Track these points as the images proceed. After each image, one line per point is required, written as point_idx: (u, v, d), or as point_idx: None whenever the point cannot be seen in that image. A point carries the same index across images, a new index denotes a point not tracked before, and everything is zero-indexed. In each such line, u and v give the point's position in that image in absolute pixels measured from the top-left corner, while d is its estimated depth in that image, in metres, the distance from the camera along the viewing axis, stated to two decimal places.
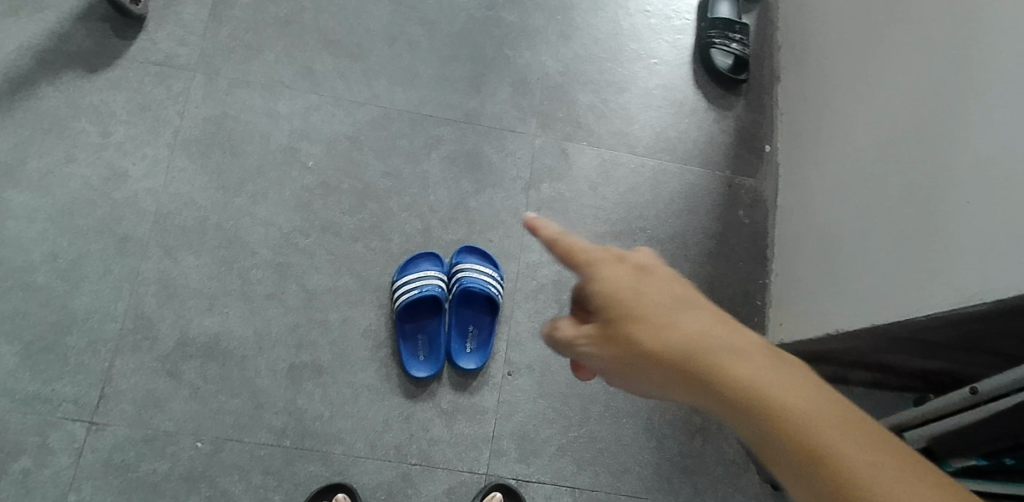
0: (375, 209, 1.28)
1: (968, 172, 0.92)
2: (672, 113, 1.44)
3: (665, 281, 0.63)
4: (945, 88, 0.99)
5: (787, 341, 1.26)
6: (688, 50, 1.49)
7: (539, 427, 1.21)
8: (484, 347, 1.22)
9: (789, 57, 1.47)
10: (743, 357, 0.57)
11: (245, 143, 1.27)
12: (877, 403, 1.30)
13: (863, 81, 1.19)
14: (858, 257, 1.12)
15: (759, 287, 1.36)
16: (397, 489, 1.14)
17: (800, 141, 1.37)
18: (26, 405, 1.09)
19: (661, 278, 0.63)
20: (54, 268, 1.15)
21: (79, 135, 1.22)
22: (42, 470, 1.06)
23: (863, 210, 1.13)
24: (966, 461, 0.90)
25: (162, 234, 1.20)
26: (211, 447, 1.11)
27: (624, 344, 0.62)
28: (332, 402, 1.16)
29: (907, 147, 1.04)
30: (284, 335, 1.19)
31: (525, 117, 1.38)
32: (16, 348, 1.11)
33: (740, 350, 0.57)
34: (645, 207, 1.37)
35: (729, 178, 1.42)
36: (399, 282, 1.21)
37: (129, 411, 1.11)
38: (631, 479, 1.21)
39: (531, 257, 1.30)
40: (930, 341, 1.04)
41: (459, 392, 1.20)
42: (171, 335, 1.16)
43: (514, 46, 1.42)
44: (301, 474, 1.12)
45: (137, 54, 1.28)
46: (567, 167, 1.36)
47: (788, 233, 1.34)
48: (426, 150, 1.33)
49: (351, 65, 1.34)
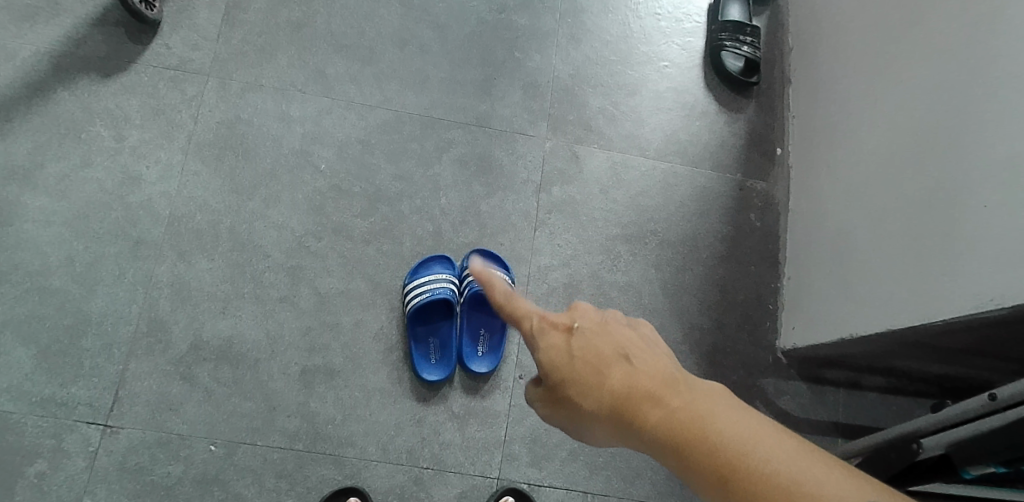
0: (387, 212, 1.28)
1: (983, 178, 0.91)
2: (684, 115, 1.44)
3: (596, 341, 0.75)
4: (962, 92, 0.98)
5: (800, 345, 1.26)
6: (699, 53, 1.49)
7: (550, 431, 1.20)
8: (495, 351, 1.21)
9: (800, 59, 1.46)
10: (661, 404, 0.69)
11: (258, 147, 1.28)
12: (891, 408, 1.29)
13: (875, 83, 1.19)
14: (873, 261, 1.11)
15: (772, 291, 1.36)
16: (410, 493, 1.14)
17: (811, 144, 1.36)
18: (42, 408, 1.10)
19: (593, 336, 0.75)
20: (70, 271, 1.16)
21: (94, 139, 1.23)
22: (56, 473, 1.07)
23: (875, 213, 1.12)
24: (985, 469, 0.89)
25: (176, 237, 1.21)
26: (224, 450, 1.12)
27: (572, 406, 0.74)
28: (344, 405, 1.17)
29: (922, 153, 1.04)
30: (296, 338, 1.19)
31: (536, 120, 1.38)
32: (32, 351, 1.12)
33: (657, 389, 0.70)
34: (656, 210, 1.37)
35: (740, 181, 1.42)
36: (410, 285, 1.21)
37: (144, 414, 1.12)
38: (643, 484, 1.21)
39: (542, 260, 1.30)
40: (945, 346, 1.05)
41: (471, 396, 1.21)
42: (185, 338, 1.16)
43: (525, 49, 1.42)
44: (314, 477, 1.12)
45: (152, 59, 1.29)
46: (578, 170, 1.36)
47: (800, 236, 1.34)
48: (437, 153, 1.33)
49: (363, 68, 1.35)
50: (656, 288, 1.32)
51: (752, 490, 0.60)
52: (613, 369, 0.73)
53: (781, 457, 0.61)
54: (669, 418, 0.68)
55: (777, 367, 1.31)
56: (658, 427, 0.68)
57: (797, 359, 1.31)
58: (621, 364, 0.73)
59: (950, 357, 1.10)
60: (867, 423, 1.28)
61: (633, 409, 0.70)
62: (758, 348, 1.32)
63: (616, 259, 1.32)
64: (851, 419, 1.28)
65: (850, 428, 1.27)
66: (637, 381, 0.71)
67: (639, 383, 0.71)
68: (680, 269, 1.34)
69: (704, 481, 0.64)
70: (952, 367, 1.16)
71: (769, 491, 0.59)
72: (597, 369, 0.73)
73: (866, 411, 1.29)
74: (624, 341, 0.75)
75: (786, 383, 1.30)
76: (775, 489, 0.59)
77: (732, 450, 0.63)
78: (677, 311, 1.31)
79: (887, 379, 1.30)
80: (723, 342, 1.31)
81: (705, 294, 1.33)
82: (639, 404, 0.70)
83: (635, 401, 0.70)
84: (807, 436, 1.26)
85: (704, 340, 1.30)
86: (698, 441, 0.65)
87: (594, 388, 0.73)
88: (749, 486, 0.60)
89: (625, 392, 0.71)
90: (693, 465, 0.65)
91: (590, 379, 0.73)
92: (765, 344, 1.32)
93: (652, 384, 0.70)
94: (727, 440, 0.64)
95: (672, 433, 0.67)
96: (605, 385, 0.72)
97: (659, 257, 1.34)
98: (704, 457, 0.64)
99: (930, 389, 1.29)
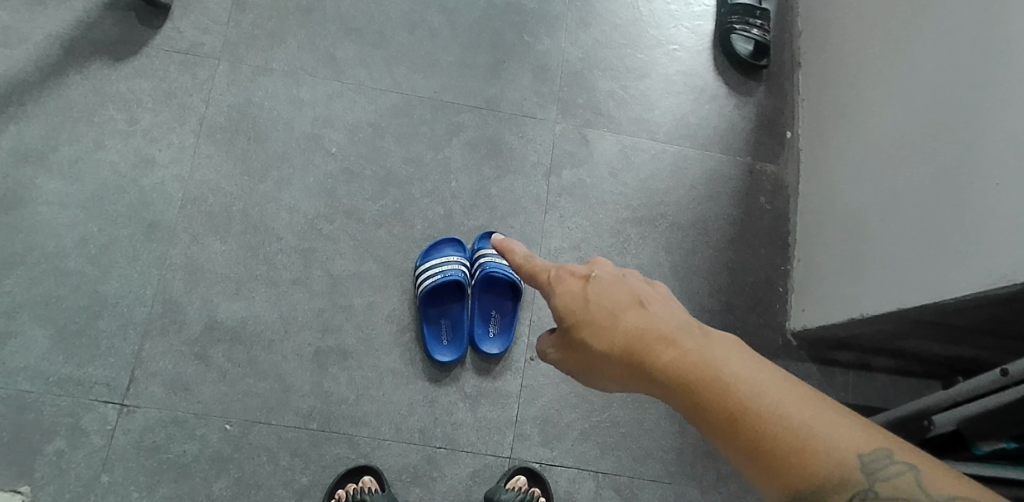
0: (398, 195, 1.28)
1: (997, 153, 0.91)
2: (693, 98, 1.44)
3: (612, 288, 0.76)
4: (979, 67, 0.96)
5: (810, 326, 1.27)
6: (708, 36, 1.49)
7: (561, 411, 1.22)
8: (507, 332, 1.23)
9: (810, 41, 1.46)
10: (675, 345, 0.70)
11: (269, 131, 1.28)
12: (899, 389, 1.31)
13: (888, 62, 1.18)
14: (883, 240, 1.11)
15: (781, 273, 1.36)
16: (423, 472, 1.16)
17: (822, 125, 1.36)
18: (60, 388, 1.11)
19: (610, 283, 0.76)
20: (85, 253, 1.17)
21: (107, 122, 1.23)
22: (75, 450, 1.09)
23: (888, 190, 1.12)
24: (996, 444, 0.89)
25: (189, 220, 1.22)
26: (239, 429, 1.13)
27: (584, 349, 0.76)
28: (357, 386, 1.18)
29: (935, 127, 1.04)
30: (309, 319, 1.20)
31: (545, 104, 1.38)
32: (49, 331, 1.13)
33: (670, 333, 0.71)
34: (666, 194, 1.37)
35: (750, 164, 1.42)
36: (422, 267, 1.21)
37: (159, 394, 1.13)
38: (653, 463, 1.22)
39: (552, 243, 1.31)
40: (956, 325, 1.05)
41: (483, 377, 1.22)
42: (199, 319, 1.17)
43: (534, 32, 1.42)
44: (329, 456, 1.14)
45: (162, 43, 1.29)
46: (587, 153, 1.37)
47: (810, 218, 1.34)
48: (447, 137, 1.33)
49: (373, 52, 1.35)
50: (666, 271, 1.32)
51: (762, 430, 0.61)
52: (627, 313, 0.74)
53: (794, 401, 0.62)
54: (682, 359, 0.68)
55: (786, 348, 1.32)
56: (670, 367, 0.69)
57: (807, 341, 1.32)
58: (635, 309, 0.74)
59: (960, 337, 1.10)
60: (876, 404, 1.29)
61: (646, 350, 0.71)
62: (767, 329, 1.33)
63: (627, 241, 1.33)
64: (859, 400, 1.29)
65: (859, 409, 1.28)
66: (652, 325, 0.72)
67: (654, 327, 0.72)
68: (690, 251, 1.35)
69: (712, 421, 0.65)
70: (961, 349, 1.17)
71: (779, 432, 0.61)
72: (612, 312, 0.74)
73: (875, 392, 1.30)
74: (641, 290, 0.76)
75: (795, 364, 1.31)
76: (786, 431, 0.60)
77: (744, 392, 0.64)
78: (688, 293, 1.32)
79: (896, 361, 1.31)
80: (733, 324, 1.32)
81: (715, 276, 1.34)
82: (652, 345, 0.71)
83: (648, 342, 0.71)
84: None
85: (713, 322, 1.31)
86: (711, 382, 0.66)
87: (607, 329, 0.74)
88: (758, 427, 0.61)
89: (639, 334, 0.72)
90: (704, 404, 0.66)
91: (603, 320, 0.74)
92: (775, 326, 1.33)
93: (667, 328, 0.71)
94: (740, 384, 0.64)
95: (684, 372, 0.68)
96: (618, 328, 0.73)
97: (669, 239, 1.34)
98: (714, 397, 0.65)
99: (940, 371, 1.30)
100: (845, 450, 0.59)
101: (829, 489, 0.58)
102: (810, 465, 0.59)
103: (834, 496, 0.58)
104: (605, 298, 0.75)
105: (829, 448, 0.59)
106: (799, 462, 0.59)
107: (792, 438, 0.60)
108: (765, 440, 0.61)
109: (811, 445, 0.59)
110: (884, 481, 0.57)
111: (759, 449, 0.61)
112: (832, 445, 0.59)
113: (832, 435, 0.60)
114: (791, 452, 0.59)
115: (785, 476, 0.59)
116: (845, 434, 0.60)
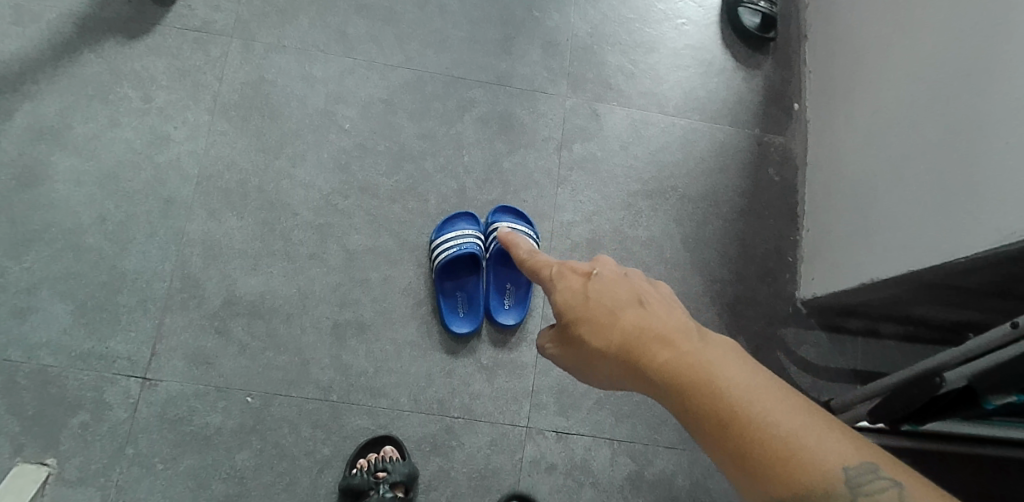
0: (412, 170, 1.29)
1: (1003, 115, 0.92)
2: (701, 72, 1.45)
3: (613, 285, 0.76)
4: (982, 33, 0.98)
5: (819, 294, 1.29)
6: (715, 11, 1.50)
7: (577, 381, 1.24)
8: (522, 303, 1.24)
9: (816, 13, 1.47)
10: (672, 347, 0.69)
11: (282, 108, 1.29)
12: (906, 356, 1.33)
13: (892, 32, 1.20)
14: (891, 207, 1.13)
15: (791, 243, 1.38)
16: (441, 441, 1.18)
17: (828, 96, 1.38)
18: (83, 362, 1.12)
19: (610, 281, 0.76)
20: (103, 229, 1.18)
21: (121, 100, 1.24)
22: (99, 424, 1.10)
23: (895, 158, 1.14)
24: (1005, 398, 0.91)
25: (205, 196, 1.22)
26: (260, 401, 1.15)
27: (582, 345, 0.75)
28: (375, 358, 1.19)
29: (940, 96, 1.05)
30: (327, 293, 1.21)
31: (555, 79, 1.39)
32: (70, 307, 1.14)
33: (667, 333, 0.70)
34: (676, 166, 1.38)
35: (758, 136, 1.43)
36: (437, 241, 1.22)
37: (181, 368, 1.14)
38: (667, 431, 1.24)
39: (564, 216, 1.32)
40: (963, 287, 1.07)
41: (498, 348, 1.23)
42: (218, 294, 1.18)
43: (543, 8, 1.42)
44: (349, 427, 1.16)
45: (174, 21, 1.29)
46: (597, 127, 1.38)
47: (818, 188, 1.36)
48: (459, 112, 1.34)
49: (384, 29, 1.35)
50: (677, 242, 1.34)
51: (752, 438, 0.60)
52: (627, 311, 0.73)
53: (785, 410, 0.61)
54: (678, 361, 0.67)
55: (796, 317, 1.34)
56: (665, 369, 0.68)
57: (816, 309, 1.34)
58: (634, 308, 0.73)
59: (969, 300, 1.12)
60: (884, 371, 1.32)
61: (643, 350, 0.70)
62: (777, 299, 1.34)
63: (638, 214, 1.34)
64: (868, 367, 1.32)
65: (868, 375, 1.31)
66: (650, 324, 0.71)
67: (652, 326, 0.71)
68: (700, 223, 1.36)
69: (704, 426, 0.64)
70: (969, 313, 1.18)
71: (767, 441, 0.59)
72: (611, 309, 0.74)
73: (883, 359, 1.33)
74: (642, 289, 0.76)
75: (804, 333, 1.33)
76: (774, 441, 0.59)
77: (738, 398, 0.62)
78: (698, 264, 1.34)
79: (904, 328, 1.34)
80: (744, 294, 1.33)
81: (725, 247, 1.36)
82: (649, 345, 0.70)
83: (646, 342, 0.70)
84: (826, 383, 1.30)
85: (724, 292, 1.33)
86: (703, 386, 0.65)
87: (605, 326, 0.73)
88: (748, 434, 0.60)
89: (636, 333, 0.71)
90: (697, 409, 0.64)
91: (603, 317, 0.74)
92: (785, 295, 1.35)
93: (665, 329, 0.70)
94: (734, 391, 0.63)
95: (679, 375, 0.67)
96: (616, 326, 0.72)
97: (679, 211, 1.36)
98: (708, 402, 0.64)
99: (947, 337, 1.33)
100: (831, 464, 0.57)
101: None
102: (794, 475, 0.57)
103: None
104: (604, 294, 0.75)
105: (817, 459, 0.58)
106: (785, 471, 0.58)
107: (779, 447, 0.59)
108: (754, 448, 0.60)
109: (798, 455, 0.58)
110: (867, 494, 0.56)
111: (746, 458, 0.60)
112: (818, 456, 0.58)
113: (819, 446, 0.58)
114: (778, 461, 0.58)
115: (768, 487, 0.58)
116: (831, 446, 0.58)
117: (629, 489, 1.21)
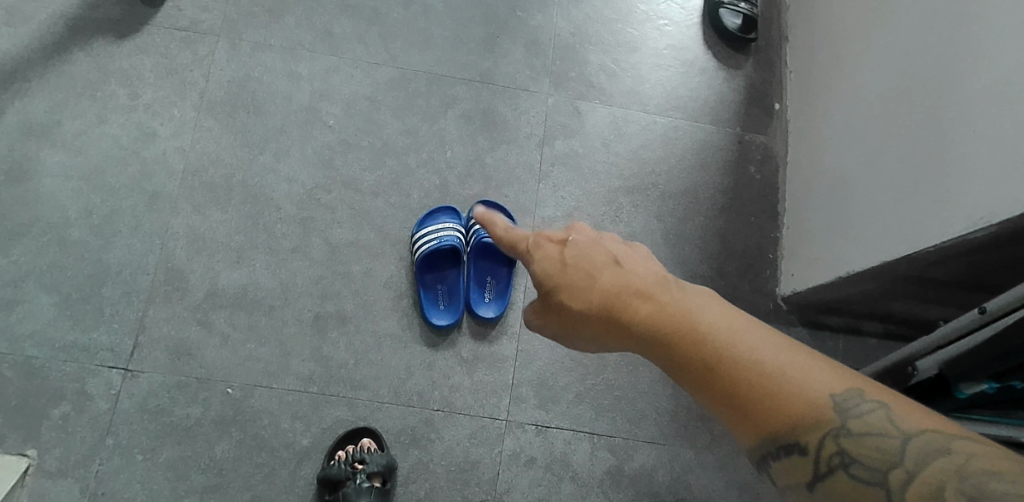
0: (394, 166, 1.31)
1: (972, 102, 0.94)
2: (683, 71, 1.47)
3: (589, 249, 0.77)
4: (952, 25, 1.00)
5: (799, 289, 1.30)
6: (697, 12, 1.52)
7: (557, 375, 1.24)
8: (502, 296, 1.25)
9: (796, 15, 1.50)
10: (650, 300, 0.71)
11: (268, 105, 1.31)
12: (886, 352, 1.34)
13: (866, 30, 1.22)
14: (867, 199, 1.14)
15: (772, 240, 1.39)
16: (421, 434, 1.18)
17: (808, 95, 1.40)
18: (66, 353, 1.14)
19: (586, 245, 0.77)
20: (89, 223, 1.20)
21: (108, 98, 1.26)
22: (81, 414, 1.11)
23: (871, 150, 1.15)
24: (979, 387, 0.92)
25: (189, 190, 1.24)
26: (240, 392, 1.16)
27: (563, 312, 0.76)
28: (356, 350, 1.20)
29: (912, 87, 1.07)
30: (309, 286, 1.23)
31: (538, 77, 1.41)
32: (54, 299, 1.16)
33: (644, 289, 0.72)
34: (657, 164, 1.40)
35: (739, 135, 1.45)
36: (419, 233, 1.24)
37: (163, 359, 1.15)
38: (648, 425, 1.24)
39: (545, 211, 1.33)
40: (937, 280, 1.07)
41: (479, 341, 1.24)
42: (201, 286, 1.20)
43: (526, 8, 1.45)
44: (329, 418, 1.17)
45: (162, 20, 1.32)
46: (579, 124, 1.39)
47: (798, 186, 1.37)
48: (442, 109, 1.36)
49: (369, 28, 1.38)
50: (657, 238, 1.35)
51: (736, 376, 0.61)
52: (604, 272, 0.74)
53: (767, 347, 0.62)
54: (659, 312, 0.69)
55: (777, 313, 1.34)
56: (646, 321, 0.69)
57: (797, 306, 1.35)
58: (611, 267, 0.75)
59: (945, 294, 1.12)
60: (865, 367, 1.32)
61: (623, 306, 0.71)
62: (758, 294, 1.35)
63: (619, 210, 1.36)
64: (849, 363, 1.32)
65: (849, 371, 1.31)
66: (627, 282, 0.73)
67: (629, 283, 0.73)
68: (681, 219, 1.37)
69: (689, 371, 0.65)
70: (948, 310, 1.18)
71: (752, 377, 0.61)
72: (589, 272, 0.75)
73: (864, 355, 1.33)
74: (617, 250, 0.77)
75: (785, 328, 1.33)
76: (759, 376, 0.60)
77: (719, 341, 0.64)
78: (679, 259, 1.34)
79: (885, 326, 1.34)
80: (725, 289, 1.34)
81: (705, 244, 1.37)
82: (628, 301, 0.71)
83: (625, 299, 0.72)
84: None
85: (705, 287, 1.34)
86: (686, 332, 0.66)
87: (584, 289, 0.74)
88: (732, 374, 0.62)
89: (615, 291, 0.73)
90: (682, 356, 0.66)
91: (581, 281, 0.75)
92: (765, 291, 1.36)
93: (643, 284, 0.72)
94: (715, 333, 0.65)
95: (662, 326, 0.68)
96: (595, 287, 0.74)
97: (660, 208, 1.37)
98: (691, 347, 0.66)
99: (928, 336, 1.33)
100: (817, 392, 0.59)
101: (803, 430, 0.58)
102: (784, 408, 0.59)
103: (810, 435, 0.58)
104: (583, 258, 0.76)
105: (802, 390, 0.59)
106: (773, 405, 0.59)
107: (765, 382, 0.60)
108: (740, 386, 0.61)
109: (783, 388, 0.60)
110: (856, 417, 0.56)
111: (734, 396, 0.61)
112: (802, 388, 0.59)
113: (803, 377, 0.60)
114: (765, 395, 0.60)
115: (760, 422, 0.60)
116: (816, 375, 0.60)
117: (609, 484, 1.21)
